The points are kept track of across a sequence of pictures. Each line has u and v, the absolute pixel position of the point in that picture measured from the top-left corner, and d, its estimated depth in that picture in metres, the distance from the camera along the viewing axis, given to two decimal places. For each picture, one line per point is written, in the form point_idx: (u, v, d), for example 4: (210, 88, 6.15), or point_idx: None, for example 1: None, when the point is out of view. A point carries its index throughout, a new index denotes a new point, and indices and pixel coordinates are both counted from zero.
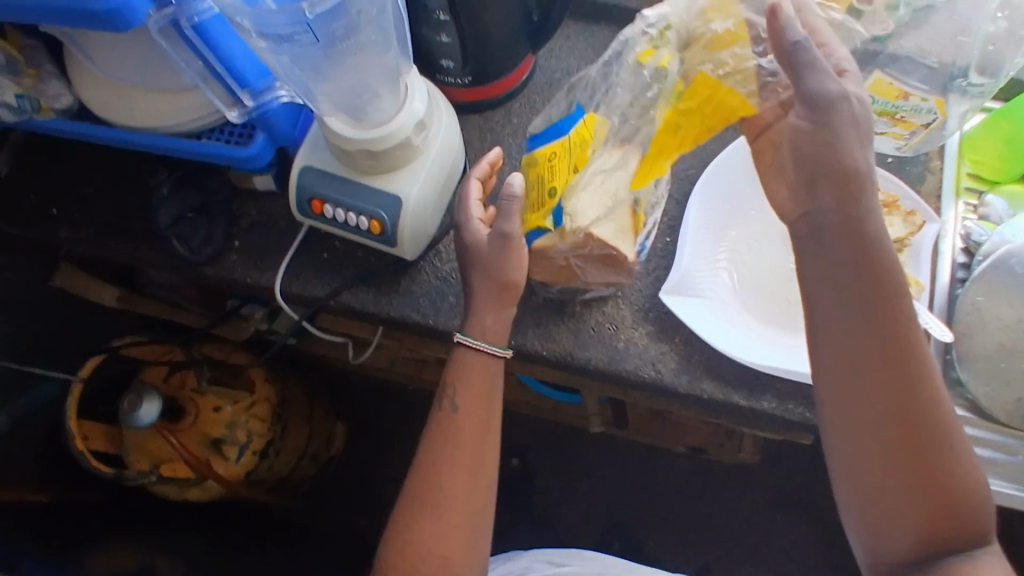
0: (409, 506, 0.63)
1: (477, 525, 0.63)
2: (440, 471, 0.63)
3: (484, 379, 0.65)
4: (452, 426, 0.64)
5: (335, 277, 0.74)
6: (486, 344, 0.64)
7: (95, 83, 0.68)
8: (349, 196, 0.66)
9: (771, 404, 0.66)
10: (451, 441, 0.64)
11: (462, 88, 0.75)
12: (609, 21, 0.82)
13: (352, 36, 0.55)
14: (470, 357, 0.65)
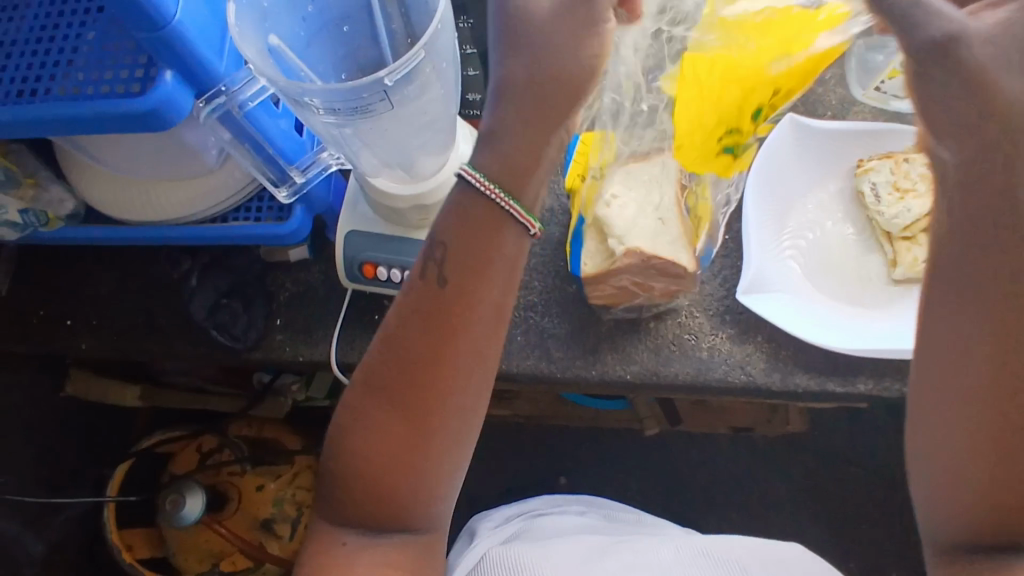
0: (372, 388, 0.52)
1: (424, 444, 0.51)
2: (412, 361, 0.50)
3: (486, 249, 0.49)
4: (438, 300, 0.50)
5: None
6: (481, 179, 0.48)
7: (102, 181, 0.62)
8: (402, 255, 0.62)
9: (868, 385, 0.65)
10: (430, 323, 0.50)
11: None
12: None
13: (426, 95, 0.46)
14: (465, 212, 0.49)
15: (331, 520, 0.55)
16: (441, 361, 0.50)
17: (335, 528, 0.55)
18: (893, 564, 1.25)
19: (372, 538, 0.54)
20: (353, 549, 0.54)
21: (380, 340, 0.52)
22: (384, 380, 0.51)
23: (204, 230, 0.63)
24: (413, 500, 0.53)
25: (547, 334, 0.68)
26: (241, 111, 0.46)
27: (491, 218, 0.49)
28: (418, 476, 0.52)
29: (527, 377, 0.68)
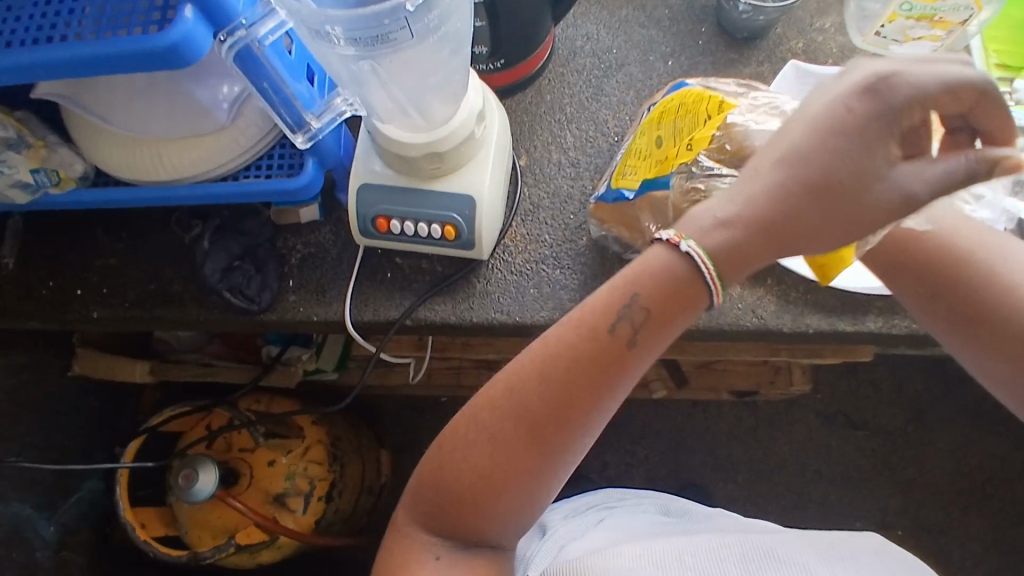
0: (520, 419, 0.54)
1: (546, 474, 0.55)
2: (573, 405, 0.54)
3: (677, 323, 0.54)
4: (618, 356, 0.54)
5: (406, 295, 0.70)
6: (711, 269, 0.52)
7: (111, 142, 0.62)
8: (416, 206, 0.63)
9: (877, 323, 0.67)
10: (605, 376, 0.54)
11: (495, 73, 0.72)
12: None
13: (444, 27, 0.47)
14: (673, 283, 0.53)
15: (424, 524, 0.58)
16: (597, 408, 0.54)
17: (428, 536, 0.58)
18: (898, 520, 1.27)
19: (461, 550, 0.57)
20: (444, 564, 0.57)
21: (538, 373, 0.54)
22: (539, 416, 0.54)
23: (217, 189, 0.62)
24: (514, 522, 0.56)
25: (561, 287, 0.69)
26: (258, 48, 0.47)
27: (692, 292, 0.53)
28: (529, 503, 0.56)
29: (541, 329, 0.69)
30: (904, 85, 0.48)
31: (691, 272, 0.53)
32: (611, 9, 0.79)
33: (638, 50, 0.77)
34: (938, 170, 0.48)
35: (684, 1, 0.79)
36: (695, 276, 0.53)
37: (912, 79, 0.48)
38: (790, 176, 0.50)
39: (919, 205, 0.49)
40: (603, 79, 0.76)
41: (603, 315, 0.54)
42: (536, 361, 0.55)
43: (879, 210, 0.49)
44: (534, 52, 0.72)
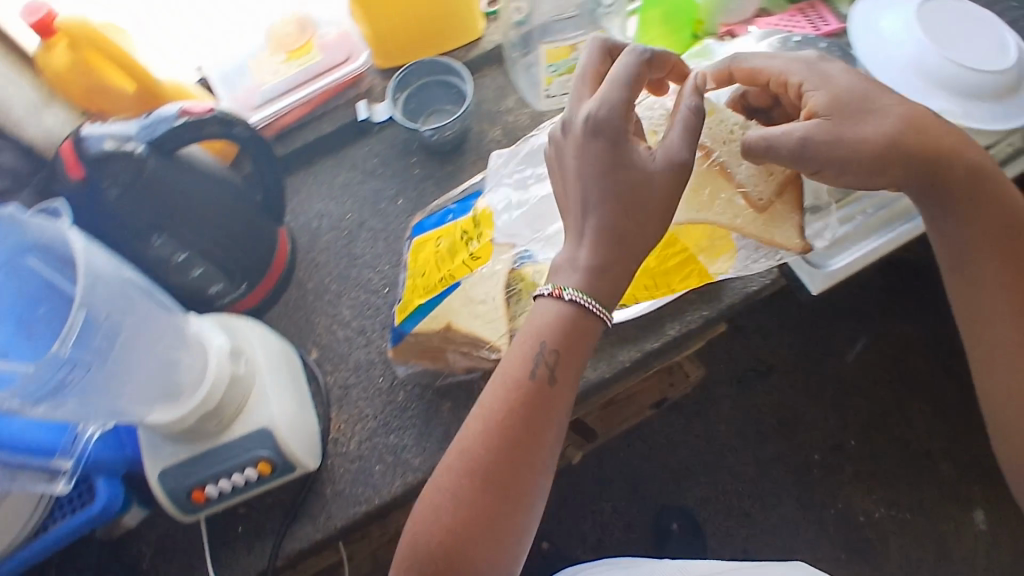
0: (471, 470, 0.53)
1: (512, 517, 0.53)
2: (516, 447, 0.53)
3: (581, 351, 0.56)
4: (545, 393, 0.54)
5: (265, 538, 0.68)
6: (592, 304, 0.54)
7: None
8: (220, 462, 0.62)
9: (675, 328, 0.71)
10: (536, 415, 0.54)
11: (243, 298, 0.73)
12: (322, 154, 0.84)
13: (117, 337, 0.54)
14: (568, 322, 0.54)
15: None
16: (538, 445, 0.54)
17: None
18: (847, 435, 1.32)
19: None
20: None
21: (483, 423, 0.54)
22: (488, 465, 0.53)
23: (18, 557, 0.59)
24: None
25: (401, 448, 0.70)
26: None
27: (590, 329, 0.55)
28: (505, 557, 0.53)
29: (403, 498, 0.68)
30: (597, 102, 0.54)
31: (580, 313, 0.54)
32: (331, 182, 0.82)
33: (368, 204, 0.81)
34: (679, 126, 0.54)
35: (386, 142, 0.83)
36: (582, 315, 0.54)
37: (604, 101, 0.54)
38: (598, 216, 0.53)
39: (685, 165, 0.53)
40: (351, 244, 0.79)
41: (523, 357, 0.55)
42: (478, 414, 0.55)
43: (661, 182, 0.53)
44: (272, 259, 0.74)
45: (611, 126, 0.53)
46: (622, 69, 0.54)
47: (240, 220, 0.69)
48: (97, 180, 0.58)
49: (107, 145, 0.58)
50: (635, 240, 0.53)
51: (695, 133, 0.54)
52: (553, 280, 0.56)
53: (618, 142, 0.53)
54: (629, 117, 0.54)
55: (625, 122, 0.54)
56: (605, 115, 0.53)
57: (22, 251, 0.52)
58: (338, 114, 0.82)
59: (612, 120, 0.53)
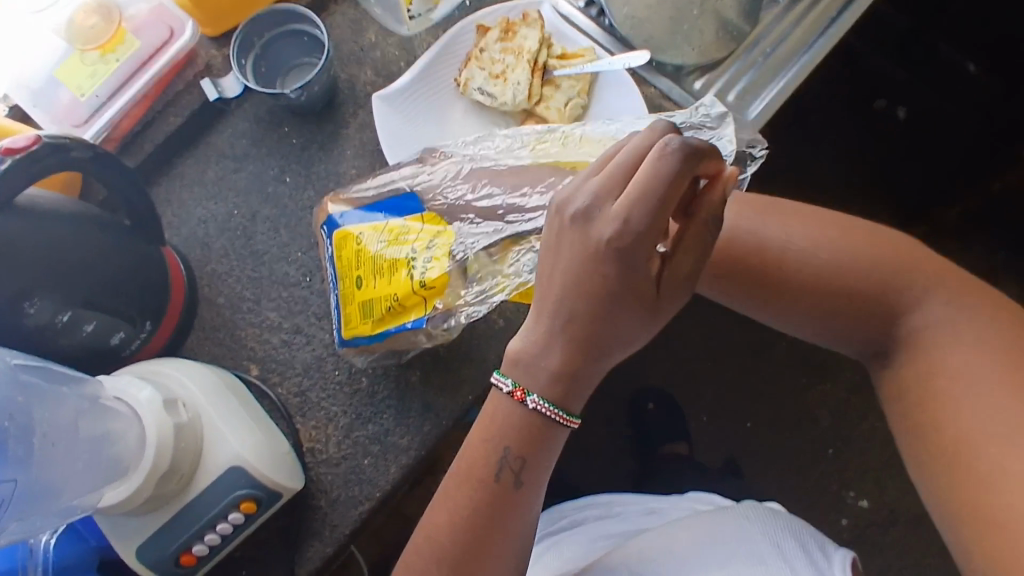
0: (437, 558, 0.53)
1: None
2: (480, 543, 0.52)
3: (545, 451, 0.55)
4: (517, 496, 0.53)
5: (275, 572, 0.64)
6: (556, 412, 0.50)
7: None
8: (201, 517, 0.56)
9: None
10: (497, 518, 0.52)
11: (154, 336, 0.65)
12: (178, 153, 0.72)
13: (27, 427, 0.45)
14: (527, 423, 0.51)
15: None
16: (503, 543, 0.53)
17: None
18: None
19: None
20: None
21: (463, 525, 0.52)
22: (454, 551, 0.52)
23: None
24: None
25: (385, 433, 0.66)
26: None
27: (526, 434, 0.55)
28: None
29: (404, 481, 0.65)
30: (631, 227, 0.45)
31: (529, 417, 0.51)
32: (200, 179, 0.72)
33: (253, 192, 0.72)
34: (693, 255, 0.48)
35: (248, 119, 0.73)
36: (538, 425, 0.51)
37: (612, 219, 0.45)
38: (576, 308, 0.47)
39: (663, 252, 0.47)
40: (250, 242, 0.71)
41: (478, 460, 0.53)
42: (443, 510, 0.54)
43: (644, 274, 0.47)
44: (169, 285, 0.65)
45: (610, 240, 0.45)
46: (645, 177, 0.44)
47: (118, 254, 0.59)
48: None
49: None
50: (602, 339, 0.48)
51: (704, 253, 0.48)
52: (512, 373, 0.51)
53: (641, 295, 0.47)
54: (645, 231, 0.45)
55: (645, 254, 0.45)
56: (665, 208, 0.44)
57: None
58: (183, 102, 0.72)
59: (635, 255, 0.45)
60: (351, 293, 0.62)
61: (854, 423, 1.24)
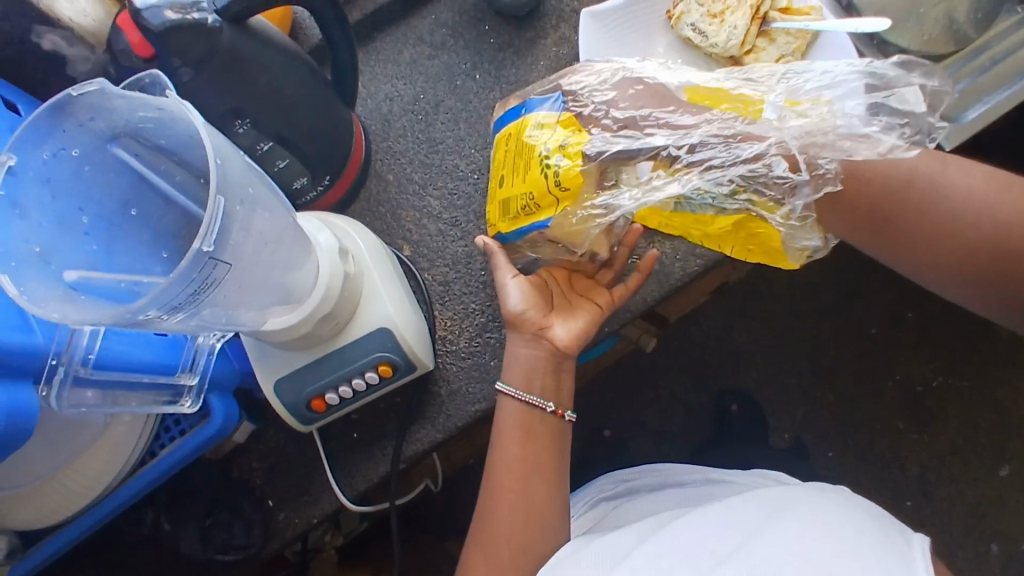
0: (498, 469, 0.62)
1: (533, 496, 0.61)
2: (524, 456, 0.61)
3: (544, 446, 0.62)
4: (531, 425, 0.62)
5: (384, 443, 0.66)
6: (523, 395, 0.62)
7: (16, 501, 0.54)
8: (343, 367, 0.58)
9: None
10: (534, 426, 0.62)
11: (326, 192, 0.67)
12: (382, 28, 0.74)
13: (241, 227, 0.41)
14: (531, 363, 0.62)
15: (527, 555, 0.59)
16: (540, 452, 0.62)
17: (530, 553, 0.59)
18: (911, 304, 1.19)
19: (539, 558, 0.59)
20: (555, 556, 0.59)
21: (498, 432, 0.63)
22: (508, 457, 0.61)
23: (120, 495, 0.56)
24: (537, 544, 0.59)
25: None
26: (94, 358, 0.42)
27: (554, 425, 0.63)
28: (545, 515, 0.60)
29: None
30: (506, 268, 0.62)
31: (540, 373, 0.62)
32: (395, 58, 0.73)
33: (442, 81, 0.72)
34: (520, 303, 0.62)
35: (453, 10, 0.73)
36: (528, 409, 0.62)
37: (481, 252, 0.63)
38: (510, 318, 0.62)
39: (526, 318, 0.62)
40: (429, 128, 0.72)
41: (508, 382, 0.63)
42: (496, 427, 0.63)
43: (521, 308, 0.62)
44: (352, 148, 0.67)
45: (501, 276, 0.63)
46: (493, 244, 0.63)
47: (321, 103, 0.61)
48: (167, 59, 0.50)
49: (170, 15, 0.49)
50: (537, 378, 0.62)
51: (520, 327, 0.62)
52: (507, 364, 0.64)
53: (535, 318, 0.62)
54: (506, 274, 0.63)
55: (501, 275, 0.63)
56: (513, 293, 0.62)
57: (105, 140, 0.43)
58: None
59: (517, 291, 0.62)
60: (495, 192, 0.60)
61: (946, 477, 1.16)
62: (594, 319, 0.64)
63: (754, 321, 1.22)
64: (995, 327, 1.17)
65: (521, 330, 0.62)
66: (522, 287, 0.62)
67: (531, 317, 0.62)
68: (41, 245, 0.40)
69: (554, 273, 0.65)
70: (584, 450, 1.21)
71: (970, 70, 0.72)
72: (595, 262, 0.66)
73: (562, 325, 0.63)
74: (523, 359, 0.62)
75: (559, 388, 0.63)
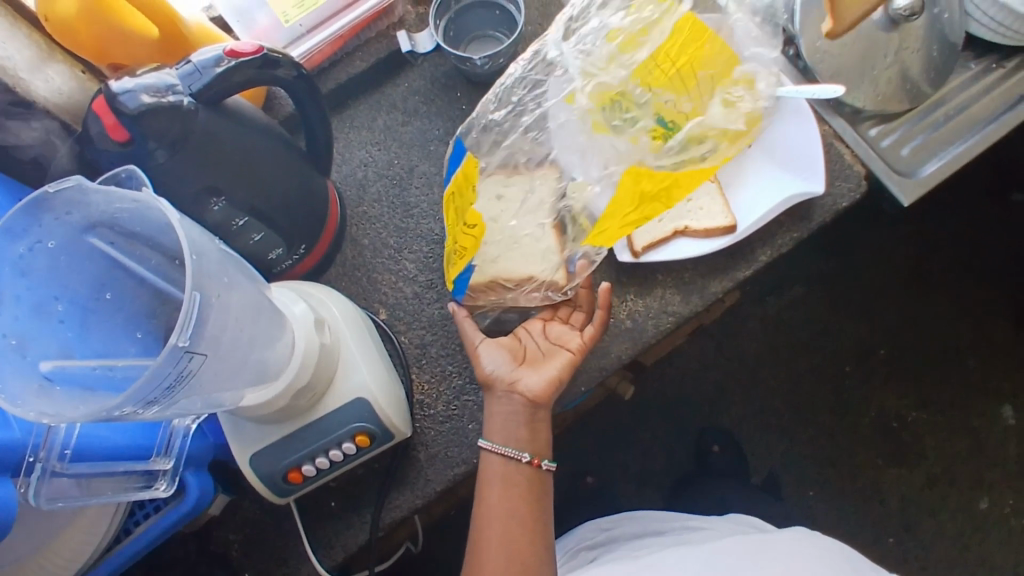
0: (484, 516, 0.61)
1: (519, 542, 0.60)
2: (508, 503, 0.61)
3: (523, 495, 0.62)
4: (511, 472, 0.62)
5: (362, 512, 0.65)
6: (502, 451, 0.62)
7: None
8: (319, 438, 0.58)
9: (767, 254, 0.67)
10: (512, 475, 0.62)
11: (302, 260, 0.68)
12: (355, 96, 0.76)
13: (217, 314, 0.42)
14: (506, 417, 0.62)
15: None
16: (522, 498, 0.62)
17: None
18: (880, 342, 1.22)
19: None
20: None
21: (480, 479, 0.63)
22: (491, 503, 0.61)
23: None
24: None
25: None
26: (71, 452, 0.42)
27: (532, 473, 0.62)
28: (532, 559, 0.60)
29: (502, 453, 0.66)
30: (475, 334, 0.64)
31: (518, 430, 0.62)
32: (369, 125, 0.75)
33: (415, 146, 0.74)
34: (491, 364, 0.63)
35: (425, 77, 0.75)
36: (506, 461, 0.62)
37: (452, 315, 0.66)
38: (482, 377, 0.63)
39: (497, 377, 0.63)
40: (403, 193, 0.73)
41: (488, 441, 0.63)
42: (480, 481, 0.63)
43: (490, 368, 0.63)
44: (327, 216, 0.68)
45: (472, 342, 0.64)
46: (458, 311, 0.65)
47: (295, 176, 0.62)
48: (142, 141, 0.51)
49: (146, 99, 0.50)
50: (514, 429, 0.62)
51: (492, 388, 0.63)
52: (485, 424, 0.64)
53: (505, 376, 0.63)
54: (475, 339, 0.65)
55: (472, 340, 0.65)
56: (482, 355, 0.64)
57: (82, 231, 0.44)
58: (371, 49, 0.75)
59: (485, 352, 0.64)
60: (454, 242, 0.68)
61: (926, 512, 1.16)
62: (567, 365, 0.63)
63: (728, 363, 1.24)
64: (962, 361, 1.20)
65: (493, 389, 0.63)
66: (488, 350, 0.64)
67: (499, 374, 0.63)
68: (18, 337, 0.41)
69: (530, 328, 0.67)
70: (566, 499, 1.20)
71: (923, 125, 0.75)
72: (569, 307, 0.67)
73: (535, 376, 0.63)
74: (497, 416, 0.63)
75: (538, 438, 0.63)
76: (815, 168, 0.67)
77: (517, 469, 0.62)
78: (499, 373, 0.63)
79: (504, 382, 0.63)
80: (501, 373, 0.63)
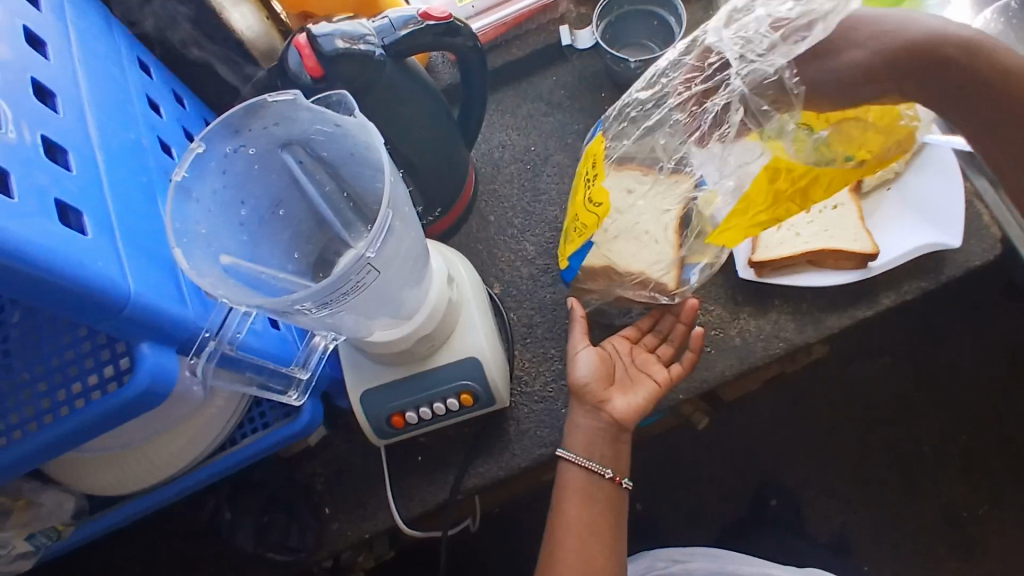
0: (563, 526, 0.64)
1: (592, 557, 0.63)
2: (588, 518, 0.64)
3: (602, 512, 0.64)
4: (595, 488, 0.64)
5: (446, 472, 0.67)
6: (583, 462, 0.63)
7: (104, 464, 0.57)
8: (427, 389, 0.60)
9: (892, 298, 0.66)
10: (593, 493, 0.64)
11: (435, 222, 0.71)
12: (504, 82, 0.80)
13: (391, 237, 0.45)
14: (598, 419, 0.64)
15: None
16: (601, 515, 0.64)
17: None
18: (964, 426, 1.17)
19: None
20: None
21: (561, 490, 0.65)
22: (572, 516, 0.64)
23: (198, 475, 0.59)
24: None
25: None
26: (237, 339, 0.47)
27: (612, 493, 0.65)
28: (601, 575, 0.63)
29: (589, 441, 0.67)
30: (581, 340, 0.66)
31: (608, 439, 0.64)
32: (513, 110, 0.78)
33: (554, 137, 0.77)
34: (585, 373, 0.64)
35: (574, 74, 0.78)
36: (591, 477, 0.64)
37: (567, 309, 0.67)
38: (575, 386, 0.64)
39: (588, 389, 0.64)
40: (535, 178, 0.76)
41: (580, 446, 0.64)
42: (562, 492, 0.65)
43: (584, 377, 0.64)
44: (464, 186, 0.71)
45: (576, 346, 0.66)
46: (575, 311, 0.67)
47: (449, 142, 0.65)
48: (331, 81, 0.55)
49: (340, 44, 0.54)
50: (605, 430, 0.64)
51: (582, 400, 0.64)
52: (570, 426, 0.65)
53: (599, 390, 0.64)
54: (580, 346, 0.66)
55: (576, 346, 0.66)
56: (583, 362, 0.65)
57: (278, 146, 0.48)
58: (529, 40, 0.79)
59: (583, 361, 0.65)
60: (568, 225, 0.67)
61: None
62: (652, 394, 0.64)
63: (803, 415, 1.21)
64: None
65: (582, 400, 0.64)
66: (590, 359, 0.65)
67: (591, 387, 0.63)
68: (209, 228, 0.45)
69: (620, 345, 0.67)
70: None
71: None
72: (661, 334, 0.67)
73: (623, 400, 0.64)
74: (582, 428, 0.64)
75: (618, 457, 0.65)
76: (953, 220, 0.65)
77: (603, 488, 0.64)
78: (591, 386, 0.63)
79: (597, 396, 0.64)
80: (594, 386, 0.64)
